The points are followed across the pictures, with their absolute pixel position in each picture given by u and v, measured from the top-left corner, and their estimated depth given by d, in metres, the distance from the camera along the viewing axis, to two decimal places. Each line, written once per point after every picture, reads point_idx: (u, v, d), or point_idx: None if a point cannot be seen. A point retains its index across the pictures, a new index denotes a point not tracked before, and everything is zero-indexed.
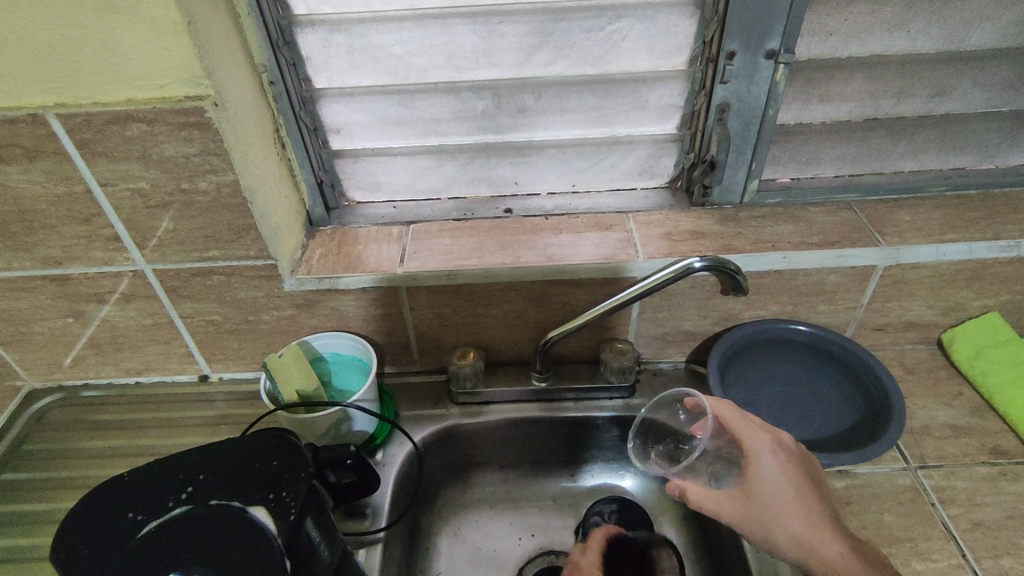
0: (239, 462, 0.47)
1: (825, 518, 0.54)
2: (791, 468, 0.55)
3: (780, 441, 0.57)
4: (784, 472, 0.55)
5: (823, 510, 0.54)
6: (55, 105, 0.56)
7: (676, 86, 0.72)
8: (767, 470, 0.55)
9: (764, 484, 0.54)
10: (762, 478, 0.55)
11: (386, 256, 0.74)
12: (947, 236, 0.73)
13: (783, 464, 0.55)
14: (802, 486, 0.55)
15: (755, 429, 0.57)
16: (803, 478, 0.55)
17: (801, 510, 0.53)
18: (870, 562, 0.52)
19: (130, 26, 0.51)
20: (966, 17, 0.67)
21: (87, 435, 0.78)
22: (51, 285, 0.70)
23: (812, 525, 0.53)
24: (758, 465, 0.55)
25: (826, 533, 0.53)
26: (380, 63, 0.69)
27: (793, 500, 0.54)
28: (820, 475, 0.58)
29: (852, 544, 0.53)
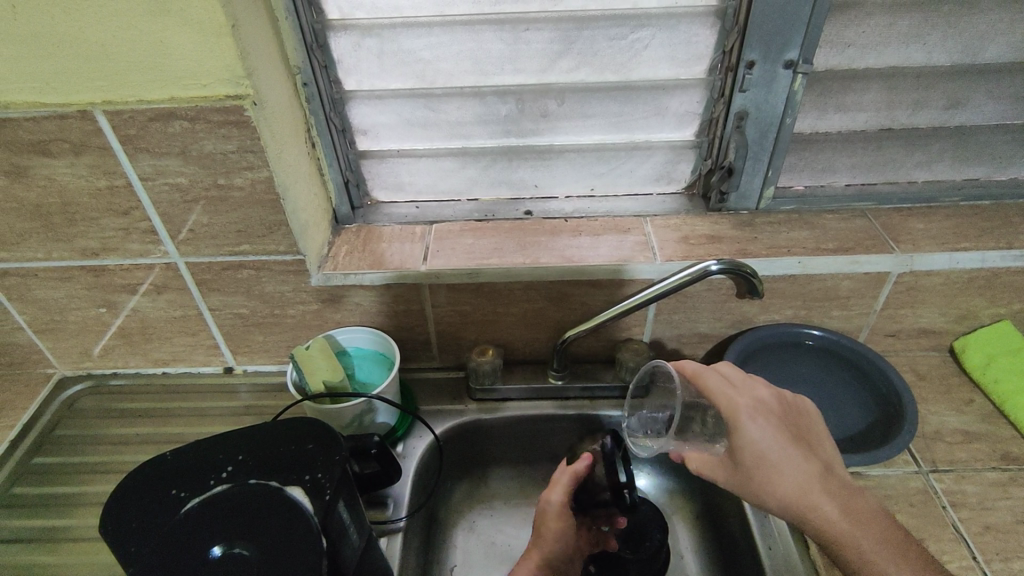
0: (275, 445, 0.51)
1: (815, 478, 0.53)
2: (777, 431, 0.54)
3: (764, 403, 0.55)
4: (767, 437, 0.54)
5: (814, 469, 0.53)
6: (102, 102, 0.58)
7: (695, 93, 0.74)
8: (750, 437, 0.54)
9: (751, 454, 0.54)
10: (746, 447, 0.54)
11: (410, 254, 0.76)
12: (960, 245, 0.74)
13: (768, 428, 0.54)
14: (789, 448, 0.53)
15: (734, 396, 0.55)
16: (790, 439, 0.54)
17: (790, 474, 0.53)
18: (867, 522, 0.52)
19: (178, 28, 0.54)
20: (981, 32, 0.69)
21: (115, 423, 0.80)
22: (87, 275, 0.72)
23: (803, 488, 0.53)
24: (741, 434, 0.54)
25: (818, 495, 0.52)
26: (409, 67, 0.72)
27: (780, 465, 0.53)
28: (813, 426, 0.57)
29: (845, 501, 0.53)
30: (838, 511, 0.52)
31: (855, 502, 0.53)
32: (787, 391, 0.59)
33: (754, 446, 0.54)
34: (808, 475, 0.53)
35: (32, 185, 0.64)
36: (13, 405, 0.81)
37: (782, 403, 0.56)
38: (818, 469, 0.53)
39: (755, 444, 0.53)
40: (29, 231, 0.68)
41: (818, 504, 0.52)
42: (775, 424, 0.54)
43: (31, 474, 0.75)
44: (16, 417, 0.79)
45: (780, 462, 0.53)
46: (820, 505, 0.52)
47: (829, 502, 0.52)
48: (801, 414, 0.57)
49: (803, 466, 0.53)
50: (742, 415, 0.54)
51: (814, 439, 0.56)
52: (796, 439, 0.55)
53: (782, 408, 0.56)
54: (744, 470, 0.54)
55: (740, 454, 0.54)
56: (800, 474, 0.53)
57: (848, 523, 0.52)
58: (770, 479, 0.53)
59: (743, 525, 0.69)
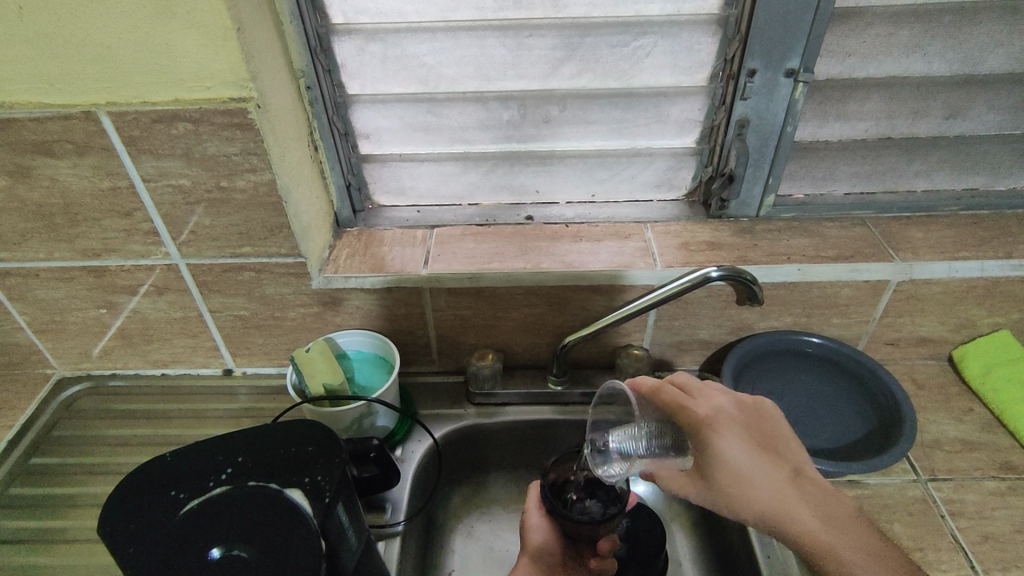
0: (275, 446, 0.51)
1: (784, 486, 0.52)
2: (741, 440, 0.53)
3: (724, 413, 0.55)
4: (731, 447, 0.53)
5: (784, 476, 0.52)
6: (106, 104, 0.59)
7: (696, 101, 0.75)
8: (714, 450, 0.53)
9: (718, 465, 0.53)
10: (712, 460, 0.53)
11: (411, 258, 0.76)
12: (959, 254, 0.74)
13: (731, 438, 0.53)
14: (754, 457, 0.53)
15: (693, 409, 0.55)
16: (754, 448, 0.53)
17: (759, 484, 0.52)
18: (847, 529, 0.51)
19: (183, 30, 0.54)
20: (981, 42, 0.69)
21: (114, 424, 0.80)
22: (88, 276, 0.72)
23: (775, 498, 0.51)
24: (705, 446, 0.53)
25: (790, 503, 0.51)
26: (412, 72, 0.72)
27: (749, 476, 0.52)
28: (781, 431, 0.56)
29: (822, 509, 0.51)
30: (816, 519, 0.51)
31: (834, 507, 0.52)
32: (751, 399, 0.58)
33: (719, 459, 0.53)
34: (777, 484, 0.52)
35: (35, 185, 0.64)
36: (11, 405, 0.81)
37: (744, 411, 0.56)
38: (787, 477, 0.53)
39: (720, 456, 0.53)
40: (31, 231, 0.68)
41: (793, 514, 0.51)
42: (739, 433, 0.54)
43: (28, 474, 0.75)
44: (14, 417, 0.79)
45: (748, 472, 0.52)
46: (794, 515, 0.51)
47: (803, 511, 0.51)
48: (767, 420, 0.56)
49: (772, 475, 0.52)
50: (704, 426, 0.54)
51: (783, 445, 0.55)
52: (762, 447, 0.54)
53: (744, 417, 0.55)
54: (714, 485, 0.53)
55: (708, 468, 0.53)
56: (771, 484, 0.52)
57: (827, 532, 0.50)
58: (741, 492, 0.52)
59: (741, 532, 0.69)
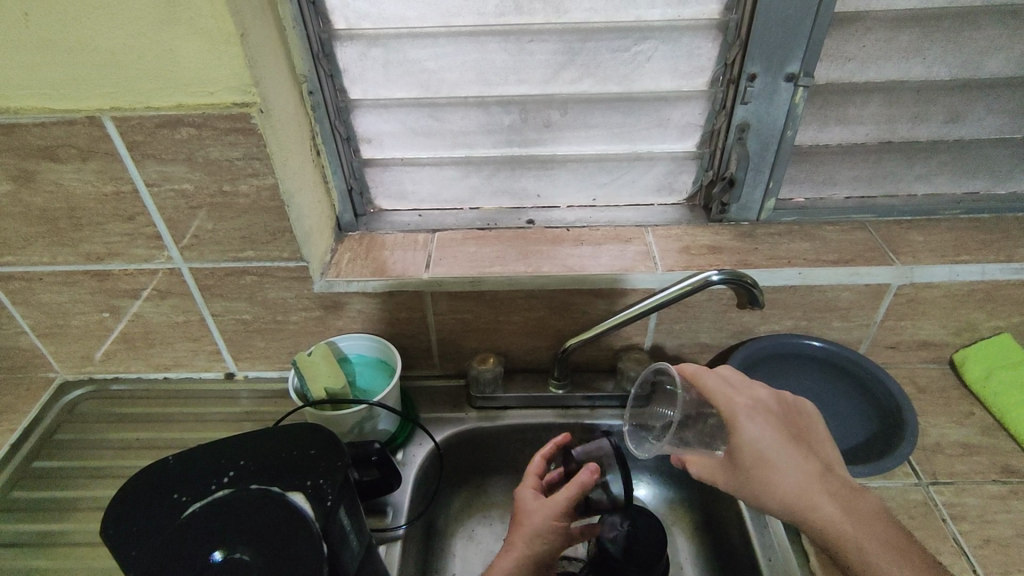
0: (277, 450, 0.51)
1: (813, 478, 0.54)
2: (776, 431, 0.55)
3: (763, 404, 0.56)
4: (765, 436, 0.54)
5: (813, 469, 0.54)
6: (110, 109, 0.59)
7: (697, 105, 0.75)
8: (750, 438, 0.54)
9: (751, 452, 0.54)
10: (746, 447, 0.55)
11: (412, 261, 0.77)
12: (960, 257, 0.75)
13: (768, 429, 0.55)
14: (787, 449, 0.54)
15: (734, 397, 0.56)
16: (788, 439, 0.55)
17: (789, 474, 0.53)
18: (869, 523, 0.53)
19: (187, 36, 0.55)
20: (980, 47, 0.70)
21: (116, 428, 0.80)
22: (91, 280, 0.73)
23: (803, 488, 0.53)
24: (741, 434, 0.55)
25: (818, 494, 0.53)
26: (414, 77, 0.73)
27: (779, 466, 0.54)
28: (812, 427, 0.58)
29: (847, 502, 0.53)
30: (840, 512, 0.52)
31: (857, 503, 0.54)
32: (786, 394, 0.60)
33: (753, 446, 0.54)
34: (808, 475, 0.53)
35: (39, 190, 0.65)
36: (14, 409, 0.81)
37: (780, 404, 0.58)
38: (818, 469, 0.54)
39: (755, 445, 0.54)
40: (35, 236, 0.68)
41: (820, 505, 0.53)
42: (773, 423, 0.55)
43: (30, 478, 0.75)
44: (16, 421, 0.79)
45: (780, 461, 0.54)
46: (821, 506, 0.52)
47: (829, 503, 0.53)
48: (800, 414, 0.58)
49: (802, 467, 0.54)
50: (742, 415, 0.55)
51: (813, 440, 0.57)
52: (794, 439, 0.56)
53: (780, 409, 0.57)
54: (744, 470, 0.55)
55: (741, 454, 0.55)
56: (800, 474, 0.54)
57: (851, 524, 0.52)
58: (769, 479, 0.54)
59: (743, 535, 0.69)
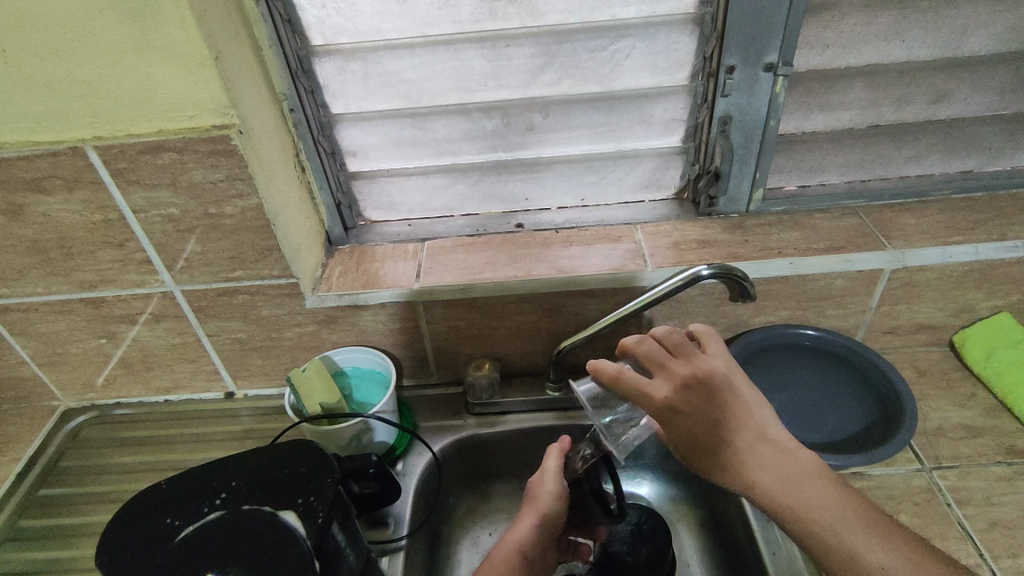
0: (266, 470, 0.51)
1: (742, 450, 0.55)
2: (700, 417, 0.56)
3: (692, 382, 0.57)
4: (693, 427, 0.56)
5: (743, 447, 0.55)
6: (92, 139, 0.60)
7: (679, 100, 0.75)
8: (676, 427, 0.57)
9: (682, 441, 0.57)
10: (677, 435, 0.57)
11: (403, 272, 0.77)
12: (952, 239, 0.74)
13: (693, 407, 0.56)
14: (716, 433, 0.56)
15: (652, 392, 0.58)
16: (716, 422, 0.56)
17: (721, 458, 0.55)
18: (808, 490, 0.52)
19: (163, 63, 0.55)
20: (960, 25, 0.69)
21: (120, 452, 0.81)
22: (86, 307, 0.73)
23: (735, 468, 0.55)
24: (670, 428, 0.57)
25: (745, 465, 0.54)
26: (394, 88, 0.73)
27: (707, 449, 0.56)
28: (749, 397, 0.57)
29: (783, 473, 0.53)
30: (774, 484, 0.53)
31: (793, 470, 0.54)
32: (722, 363, 0.59)
33: (682, 436, 0.57)
34: (736, 454, 0.55)
35: (29, 222, 0.65)
36: (20, 438, 0.82)
37: (709, 382, 0.57)
38: (747, 446, 0.55)
39: (682, 435, 0.57)
40: (28, 267, 0.69)
41: (753, 481, 0.54)
42: (697, 411, 0.56)
43: (37, 506, 0.76)
44: (21, 450, 0.80)
45: (707, 446, 0.56)
46: (756, 484, 0.54)
47: (763, 478, 0.54)
48: (733, 390, 0.57)
49: (732, 447, 0.55)
50: (662, 410, 0.57)
51: (750, 412, 0.57)
52: (722, 421, 0.56)
53: (707, 391, 0.57)
54: (684, 456, 0.58)
55: (675, 443, 0.58)
56: (730, 455, 0.55)
57: (789, 495, 0.52)
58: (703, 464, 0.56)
59: (746, 527, 0.68)
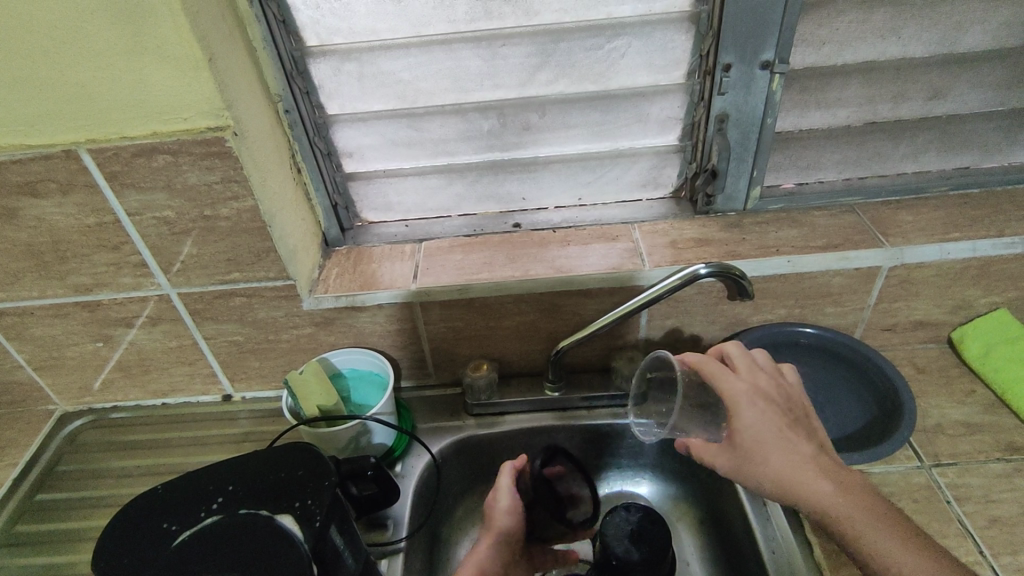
0: (263, 473, 0.51)
1: (807, 461, 0.55)
2: (772, 416, 0.57)
3: (762, 387, 0.58)
4: (761, 420, 0.56)
5: (808, 450, 0.56)
6: (85, 141, 0.59)
7: (675, 99, 0.74)
8: (746, 420, 0.57)
9: (746, 435, 0.57)
10: (743, 428, 0.57)
11: (400, 273, 0.77)
12: (950, 235, 0.74)
13: (766, 413, 0.57)
14: (783, 432, 0.56)
15: (731, 383, 0.58)
16: (785, 423, 0.57)
17: (785, 455, 0.55)
18: (864, 501, 0.53)
19: (157, 65, 0.55)
20: (956, 21, 0.69)
21: (117, 456, 0.81)
22: (82, 311, 0.73)
23: (797, 468, 0.55)
24: (740, 418, 0.57)
25: (808, 474, 0.55)
26: (389, 88, 0.72)
27: (771, 445, 0.56)
28: (810, 415, 0.60)
29: (841, 482, 0.54)
30: (834, 489, 0.54)
31: (851, 482, 0.54)
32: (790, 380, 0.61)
33: (751, 428, 0.56)
34: (801, 455, 0.56)
35: (23, 226, 0.65)
36: (17, 442, 0.81)
37: (778, 391, 0.59)
38: (811, 451, 0.56)
39: (750, 428, 0.56)
40: (23, 271, 0.69)
41: (812, 483, 0.54)
42: (769, 408, 0.57)
43: (34, 511, 0.75)
44: (18, 455, 0.80)
45: (773, 442, 0.56)
46: (817, 486, 0.54)
47: (824, 482, 0.54)
48: (799, 403, 0.60)
49: (797, 448, 0.56)
50: (739, 400, 0.57)
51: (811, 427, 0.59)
52: (792, 424, 0.57)
53: (779, 397, 0.58)
54: (740, 451, 0.57)
55: (737, 436, 0.57)
56: (794, 455, 0.55)
57: (847, 502, 0.53)
58: (763, 458, 0.56)
59: (746, 526, 0.68)
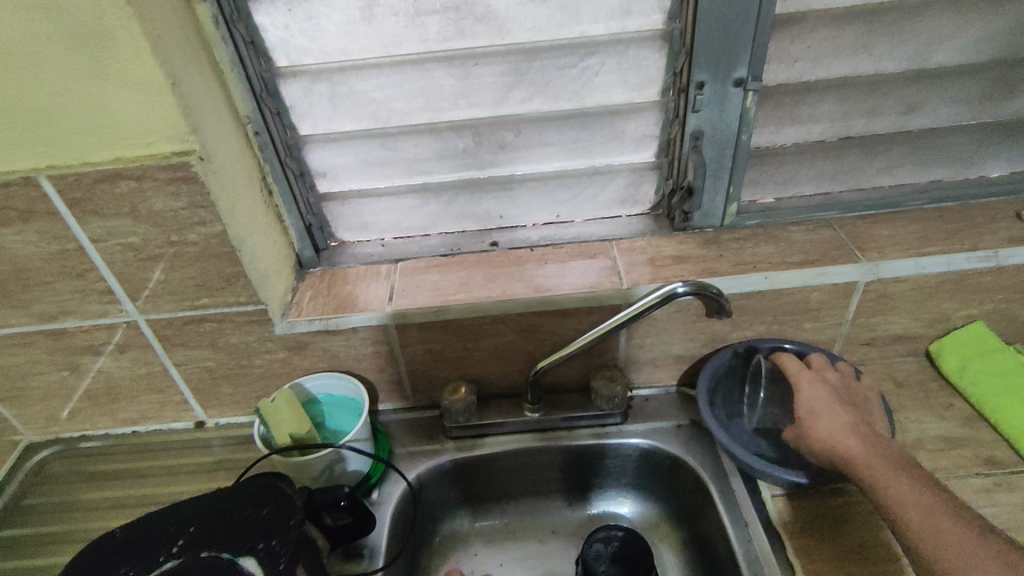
0: (227, 512, 0.50)
1: (851, 427, 0.65)
2: (828, 397, 0.68)
3: (828, 379, 0.71)
4: (817, 395, 0.69)
5: (854, 421, 0.66)
6: (45, 168, 0.58)
7: (651, 116, 0.74)
8: (805, 394, 0.69)
9: (802, 403, 0.69)
10: (800, 400, 0.69)
11: (376, 294, 0.75)
12: (925, 249, 0.74)
13: (823, 391, 0.69)
14: (835, 405, 0.67)
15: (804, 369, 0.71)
16: (840, 403, 0.68)
17: (830, 420, 0.66)
18: (899, 465, 0.61)
19: (119, 90, 0.54)
20: (926, 38, 0.69)
21: (86, 488, 0.78)
22: (46, 339, 0.71)
23: (839, 429, 0.65)
24: (801, 392, 0.70)
25: (852, 435, 0.65)
26: (362, 108, 0.72)
27: (822, 412, 0.67)
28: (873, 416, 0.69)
29: (882, 449, 0.63)
30: (868, 448, 0.63)
31: (892, 452, 0.63)
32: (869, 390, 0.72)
33: (807, 400, 0.69)
34: (845, 422, 0.65)
35: None
36: None
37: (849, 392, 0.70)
38: (859, 423, 0.66)
39: (805, 399, 0.69)
40: None
41: (850, 440, 0.64)
42: (824, 393, 0.69)
43: None
44: None
45: (823, 410, 0.67)
46: (854, 443, 0.64)
47: (860, 443, 0.63)
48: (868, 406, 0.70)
49: (844, 418, 0.66)
50: (802, 379, 0.70)
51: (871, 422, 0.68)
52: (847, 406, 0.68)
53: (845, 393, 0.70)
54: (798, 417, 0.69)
55: (798, 406, 0.69)
56: (840, 421, 0.66)
57: (881, 460, 0.62)
58: (812, 419, 0.67)
59: (728, 547, 0.67)
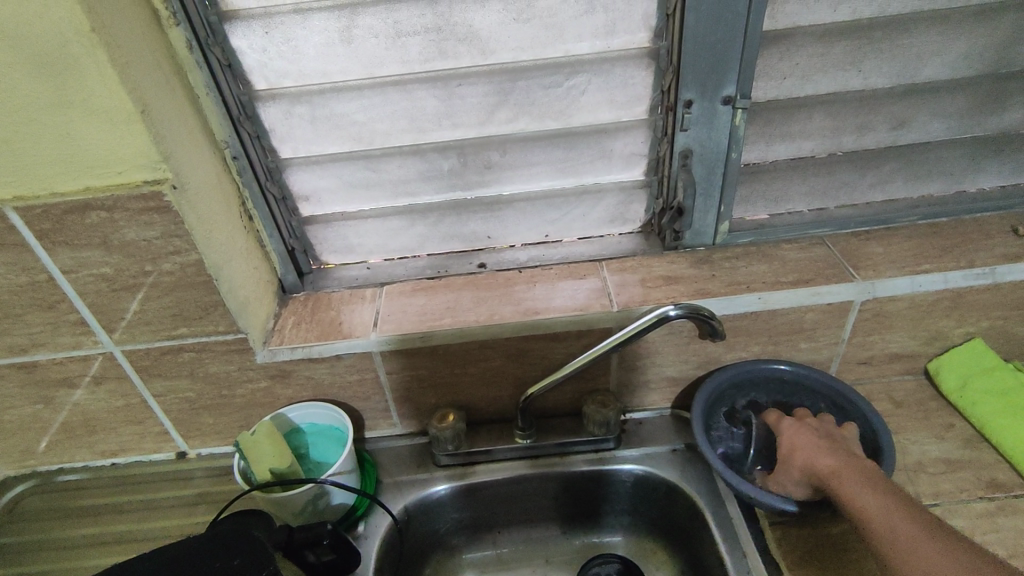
0: (197, 562, 0.48)
1: (827, 452, 0.64)
2: (804, 431, 0.67)
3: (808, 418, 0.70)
4: (791, 430, 0.68)
5: (828, 447, 0.64)
6: (11, 199, 0.56)
7: (639, 134, 0.73)
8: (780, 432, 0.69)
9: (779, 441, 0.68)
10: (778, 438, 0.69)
11: (360, 320, 0.73)
12: (921, 267, 0.72)
13: (801, 429, 0.68)
14: (808, 435, 0.66)
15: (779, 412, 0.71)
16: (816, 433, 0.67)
17: (804, 450, 0.65)
18: (873, 485, 0.59)
19: (86, 119, 0.52)
20: (915, 53, 0.68)
21: (62, 524, 0.76)
22: (18, 373, 0.69)
23: (812, 457, 0.64)
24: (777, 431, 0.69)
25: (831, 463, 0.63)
26: (344, 130, 0.70)
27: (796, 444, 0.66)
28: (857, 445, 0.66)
29: (856, 470, 0.61)
30: (840, 470, 0.61)
31: (868, 472, 0.61)
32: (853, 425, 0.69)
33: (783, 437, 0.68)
34: (818, 449, 0.64)
35: None
36: None
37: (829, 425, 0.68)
38: (833, 447, 0.64)
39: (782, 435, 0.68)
40: None
41: (823, 465, 0.63)
42: (800, 427, 0.68)
43: None
44: None
45: (798, 443, 0.66)
46: (826, 466, 0.62)
47: (833, 465, 0.62)
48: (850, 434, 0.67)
49: (818, 445, 0.65)
50: (778, 419, 0.70)
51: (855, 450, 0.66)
52: (824, 436, 0.66)
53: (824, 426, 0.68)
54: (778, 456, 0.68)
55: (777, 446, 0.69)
56: (813, 449, 0.65)
57: (854, 482, 0.60)
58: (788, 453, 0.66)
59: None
